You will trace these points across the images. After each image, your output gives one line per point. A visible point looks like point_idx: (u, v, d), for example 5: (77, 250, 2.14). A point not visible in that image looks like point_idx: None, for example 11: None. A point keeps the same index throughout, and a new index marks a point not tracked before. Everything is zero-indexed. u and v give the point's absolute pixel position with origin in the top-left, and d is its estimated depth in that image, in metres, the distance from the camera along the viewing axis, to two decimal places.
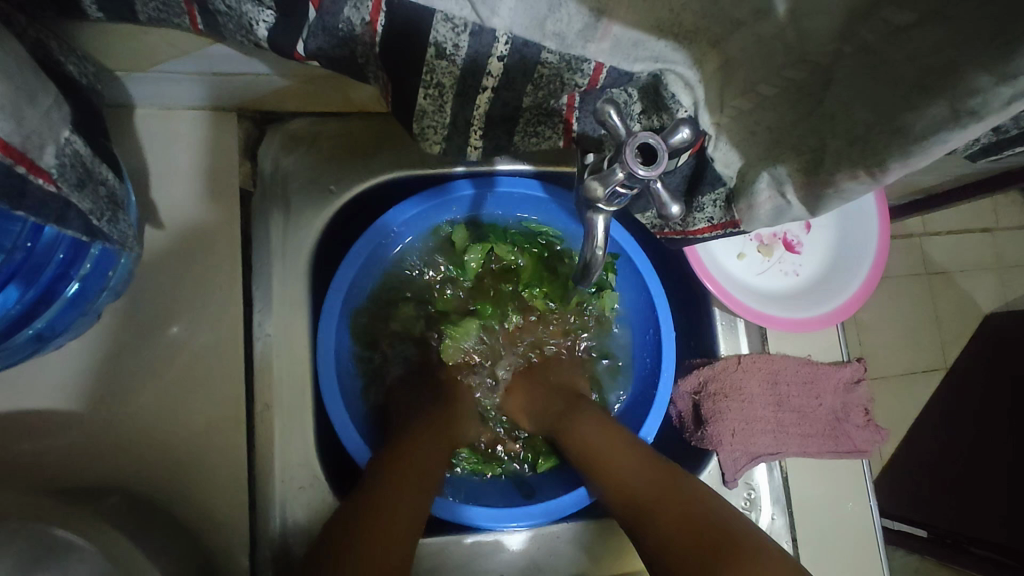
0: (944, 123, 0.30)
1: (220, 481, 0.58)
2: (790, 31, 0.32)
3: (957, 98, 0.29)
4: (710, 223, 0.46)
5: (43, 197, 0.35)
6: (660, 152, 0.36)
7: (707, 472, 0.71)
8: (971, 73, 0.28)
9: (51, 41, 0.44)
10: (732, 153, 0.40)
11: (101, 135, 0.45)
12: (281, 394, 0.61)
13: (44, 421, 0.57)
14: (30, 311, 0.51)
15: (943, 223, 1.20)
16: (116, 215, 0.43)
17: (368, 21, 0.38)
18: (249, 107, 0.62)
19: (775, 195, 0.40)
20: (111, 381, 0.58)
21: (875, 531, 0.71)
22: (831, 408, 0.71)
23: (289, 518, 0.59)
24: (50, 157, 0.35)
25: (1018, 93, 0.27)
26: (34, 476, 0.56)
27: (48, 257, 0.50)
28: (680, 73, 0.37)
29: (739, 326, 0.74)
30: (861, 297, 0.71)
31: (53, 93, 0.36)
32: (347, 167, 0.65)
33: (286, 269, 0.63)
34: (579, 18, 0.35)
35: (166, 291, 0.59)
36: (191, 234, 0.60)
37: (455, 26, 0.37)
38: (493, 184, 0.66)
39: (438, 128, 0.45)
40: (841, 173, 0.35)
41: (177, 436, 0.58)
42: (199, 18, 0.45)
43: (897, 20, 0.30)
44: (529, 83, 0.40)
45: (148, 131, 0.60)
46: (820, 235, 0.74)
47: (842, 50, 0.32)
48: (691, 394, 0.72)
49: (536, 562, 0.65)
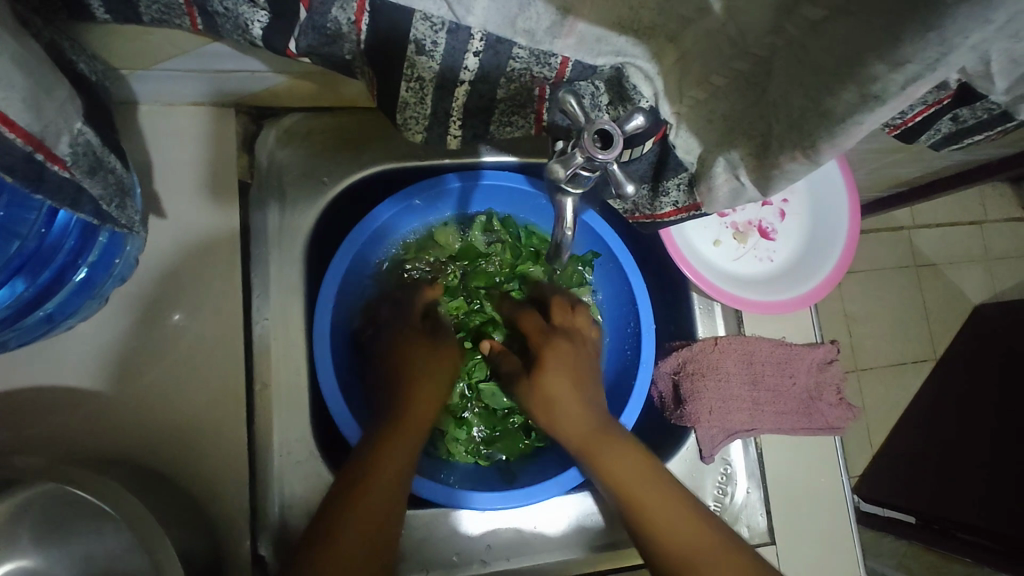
0: (857, 106, 0.33)
1: (222, 456, 0.61)
2: (730, 26, 0.36)
3: (863, 84, 0.32)
4: (676, 207, 0.50)
5: (58, 182, 0.38)
6: (615, 136, 0.40)
7: (685, 448, 0.75)
8: (872, 62, 0.31)
9: (63, 42, 0.47)
10: (692, 140, 0.43)
11: (110, 128, 0.49)
12: (280, 375, 0.66)
13: (56, 399, 0.60)
14: (42, 293, 0.55)
15: (930, 216, 1.23)
16: (125, 202, 0.46)
17: (354, 21, 0.42)
18: (246, 102, 0.65)
19: (731, 177, 0.43)
20: (119, 361, 0.61)
21: (846, 503, 0.74)
22: (804, 387, 0.74)
23: (287, 491, 0.63)
24: (65, 146, 0.38)
25: (909, 79, 0.31)
26: (46, 451, 0.59)
27: (58, 246, 0.54)
28: (640, 66, 0.40)
29: (716, 310, 0.78)
30: (833, 280, 0.74)
31: (67, 87, 0.39)
32: (339, 160, 0.70)
33: (283, 256, 0.68)
34: (547, 16, 0.38)
35: (171, 277, 0.63)
36: (193, 223, 0.64)
37: (433, 24, 0.40)
38: (479, 178, 0.70)
39: (419, 119, 0.48)
40: (784, 154, 0.38)
41: (182, 413, 0.61)
42: (199, 19, 0.48)
43: (812, 15, 0.32)
44: (502, 76, 0.44)
45: (151, 125, 0.63)
46: (795, 221, 0.77)
47: (776, 43, 0.35)
48: (671, 375, 0.75)
49: (522, 534, 0.68)
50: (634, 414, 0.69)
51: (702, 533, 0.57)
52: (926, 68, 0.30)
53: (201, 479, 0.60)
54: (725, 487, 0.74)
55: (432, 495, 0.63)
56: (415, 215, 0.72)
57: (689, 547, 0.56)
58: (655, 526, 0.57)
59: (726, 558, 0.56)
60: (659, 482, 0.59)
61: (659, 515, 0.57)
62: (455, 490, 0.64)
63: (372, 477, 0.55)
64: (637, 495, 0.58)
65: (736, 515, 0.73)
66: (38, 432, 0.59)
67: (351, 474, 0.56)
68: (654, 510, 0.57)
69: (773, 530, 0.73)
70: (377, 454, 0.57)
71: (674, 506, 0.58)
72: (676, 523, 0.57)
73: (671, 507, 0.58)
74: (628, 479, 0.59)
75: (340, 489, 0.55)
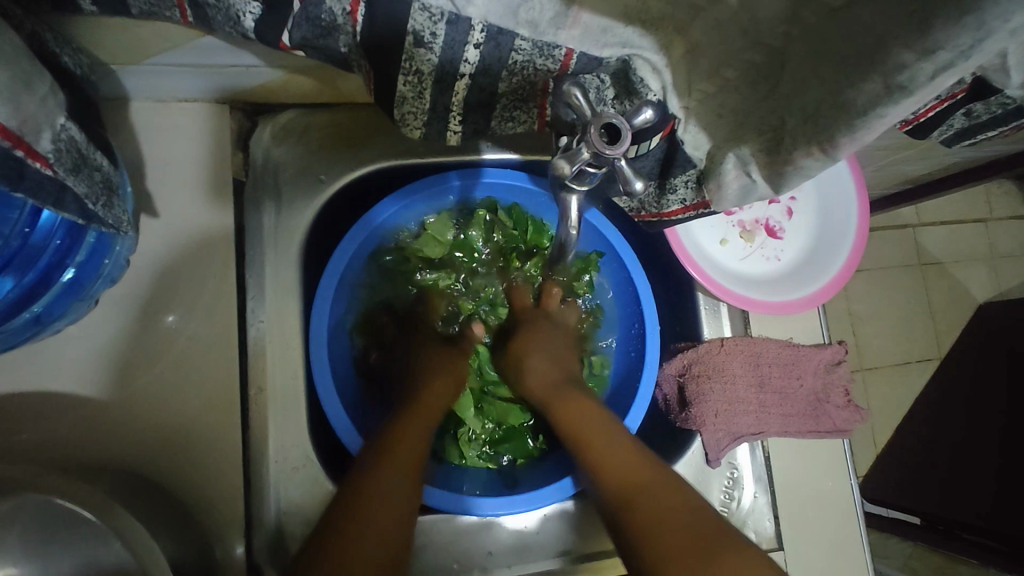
0: (880, 99, 0.31)
1: (216, 462, 0.59)
2: (743, 16, 0.34)
3: (888, 75, 0.30)
4: (683, 205, 0.48)
5: (40, 180, 0.37)
6: (624, 132, 0.38)
7: (690, 452, 0.73)
8: (895, 51, 0.29)
9: (46, 34, 0.46)
10: (701, 136, 0.42)
11: (97, 124, 0.47)
12: (275, 379, 0.64)
13: (45, 404, 0.58)
14: (28, 294, 0.53)
15: (935, 214, 1.21)
16: (112, 200, 0.45)
17: (349, 12, 0.40)
18: (240, 98, 0.64)
19: (742, 174, 0.42)
20: (110, 365, 0.60)
21: (854, 509, 0.72)
22: (811, 389, 0.73)
23: (283, 498, 0.63)
24: (47, 142, 0.37)
25: (940, 67, 0.28)
26: (35, 457, 0.58)
27: (44, 245, 0.53)
28: (648, 58, 0.39)
29: (722, 310, 0.76)
30: (842, 279, 0.72)
31: (49, 81, 0.38)
32: (337, 157, 0.68)
33: (278, 256, 0.66)
34: (550, 6, 0.36)
35: (163, 278, 0.61)
36: (186, 223, 0.62)
37: (432, 15, 0.38)
38: (480, 176, 0.68)
39: (418, 114, 0.47)
40: (799, 150, 0.37)
41: (174, 418, 0.60)
42: (189, 11, 0.46)
43: (831, 2, 0.31)
44: (504, 69, 0.43)
45: (140, 121, 0.61)
46: (803, 220, 0.76)
47: (791, 33, 0.34)
48: (676, 377, 0.74)
49: (525, 541, 0.67)
50: (638, 418, 0.67)
51: (652, 475, 0.55)
52: (959, 56, 0.28)
53: (195, 484, 0.59)
54: (732, 491, 0.72)
55: (433, 501, 0.62)
56: (415, 215, 0.70)
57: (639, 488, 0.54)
58: (603, 468, 0.56)
59: (672, 496, 0.53)
60: (609, 429, 0.58)
61: (604, 457, 0.56)
62: (456, 496, 0.62)
63: (380, 483, 0.54)
64: (588, 439, 0.58)
65: (742, 520, 0.72)
66: (28, 437, 0.58)
67: (361, 479, 0.54)
68: (604, 459, 0.56)
69: (781, 535, 0.71)
70: (383, 461, 0.55)
71: (629, 455, 0.56)
72: (622, 464, 0.56)
73: (620, 449, 0.56)
74: (584, 429, 0.59)
75: (350, 494, 0.53)
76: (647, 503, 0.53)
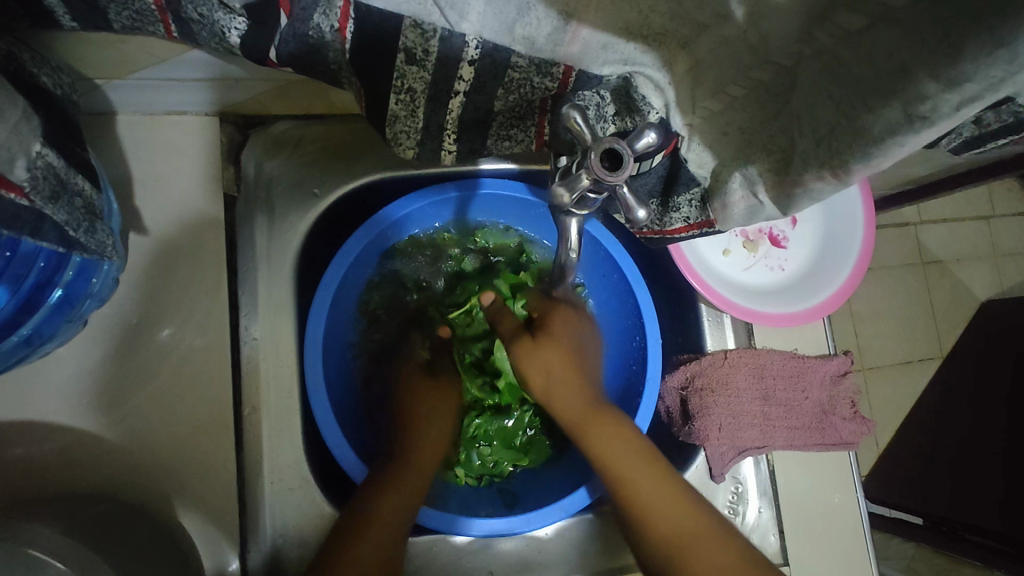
0: (898, 126, 0.30)
1: (208, 485, 0.58)
2: (751, 34, 0.33)
3: (908, 102, 0.29)
4: (687, 223, 0.46)
5: (15, 211, 0.35)
6: (626, 157, 0.37)
7: (694, 466, 0.71)
8: (919, 79, 0.28)
9: (23, 53, 0.44)
10: (705, 153, 0.40)
11: (78, 145, 0.46)
12: (269, 398, 0.62)
13: (33, 427, 0.57)
14: (12, 319, 0.52)
15: (938, 212, 1.19)
16: (94, 225, 0.43)
17: (338, 28, 0.38)
18: (230, 111, 0.62)
19: (748, 195, 0.39)
20: (99, 386, 0.58)
21: (861, 523, 0.71)
22: (817, 401, 0.71)
23: (279, 522, 0.60)
24: (22, 171, 0.35)
25: (967, 99, 0.27)
26: (24, 482, 0.57)
27: (29, 265, 0.52)
28: (650, 75, 0.37)
29: (725, 322, 0.74)
30: (850, 289, 0.71)
31: (23, 107, 0.36)
32: (330, 170, 0.65)
33: (271, 274, 0.63)
34: (548, 21, 0.35)
35: (153, 297, 0.60)
36: (174, 240, 0.61)
37: (424, 32, 0.37)
38: (477, 186, 0.66)
39: (410, 133, 0.45)
40: (808, 173, 0.35)
41: (166, 440, 0.58)
42: (173, 26, 0.45)
43: (850, 25, 0.30)
44: (500, 86, 0.41)
45: (130, 138, 0.60)
46: (806, 229, 0.74)
47: (804, 51, 0.32)
48: (678, 390, 0.72)
49: (525, 560, 0.65)
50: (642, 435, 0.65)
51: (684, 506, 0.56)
52: (986, 88, 0.27)
53: (189, 507, 0.58)
54: (736, 506, 0.71)
55: (429, 521, 0.60)
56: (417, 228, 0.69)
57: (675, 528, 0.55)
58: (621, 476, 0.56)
59: (709, 540, 0.54)
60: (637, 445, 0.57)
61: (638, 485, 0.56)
62: (453, 516, 0.61)
63: (387, 508, 0.55)
64: (623, 474, 0.56)
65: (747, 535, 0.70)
66: (16, 463, 0.57)
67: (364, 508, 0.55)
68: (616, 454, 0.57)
69: (786, 550, 0.69)
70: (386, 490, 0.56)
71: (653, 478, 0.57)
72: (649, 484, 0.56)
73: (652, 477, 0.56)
74: (612, 453, 0.57)
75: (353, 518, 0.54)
76: (689, 553, 0.53)
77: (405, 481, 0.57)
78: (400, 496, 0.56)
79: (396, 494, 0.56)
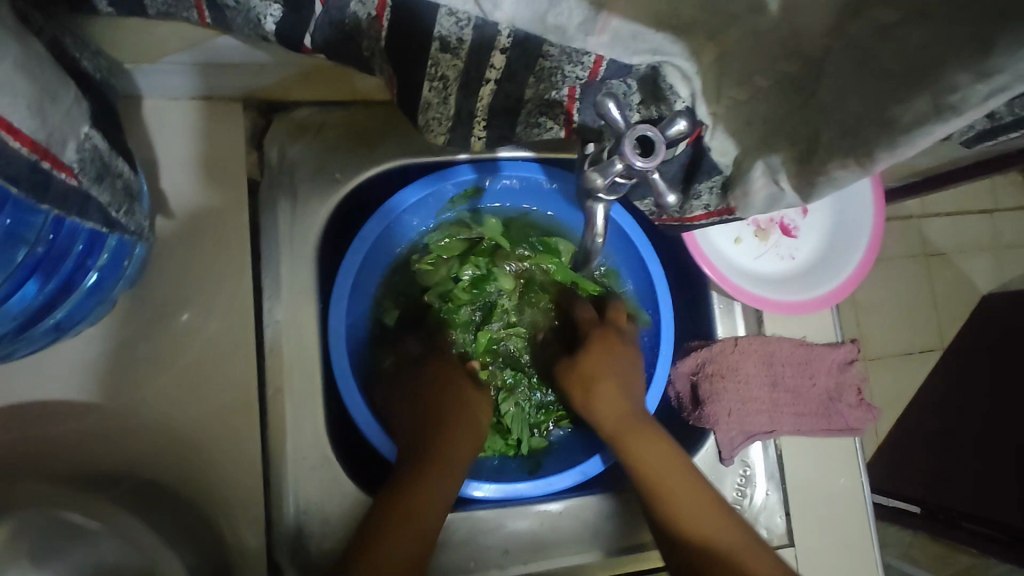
0: (924, 117, 0.31)
1: (236, 465, 0.60)
2: (782, 26, 0.35)
3: (938, 93, 0.30)
4: (707, 211, 0.46)
5: (65, 191, 0.37)
6: (658, 143, 0.39)
7: (703, 451, 0.73)
8: (951, 72, 0.30)
9: (66, 39, 0.45)
10: (728, 142, 0.41)
11: (117, 129, 0.47)
12: (293, 379, 0.63)
13: (60, 404, 0.59)
14: (51, 301, 0.54)
15: (943, 206, 1.20)
16: (133, 207, 0.45)
17: (374, 16, 0.40)
18: (257, 96, 0.64)
19: (770, 182, 0.40)
20: (125, 366, 0.60)
21: (865, 507, 0.73)
22: (824, 388, 0.73)
23: (302, 500, 0.62)
24: (72, 153, 0.37)
25: (995, 91, 0.29)
26: (54, 456, 0.58)
27: (69, 248, 0.52)
28: (678, 65, 0.38)
29: (736, 308, 0.75)
30: (859, 277, 0.72)
31: (72, 90, 0.38)
32: (354, 154, 0.66)
33: (294, 253, 0.64)
34: (580, 12, 0.36)
35: (180, 282, 0.61)
36: (199, 224, 0.62)
37: (458, 20, 0.38)
38: (496, 169, 0.68)
39: (442, 120, 0.46)
40: (832, 163, 0.36)
41: (192, 419, 0.60)
42: (207, 12, 0.45)
43: (884, 18, 0.32)
44: (530, 74, 0.42)
45: (156, 122, 0.61)
46: (817, 219, 0.76)
47: (833, 45, 0.34)
48: (688, 375, 0.74)
49: (540, 538, 0.67)
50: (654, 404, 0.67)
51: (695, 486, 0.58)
52: (1016, 78, 0.28)
53: (213, 486, 0.59)
54: (744, 489, 0.73)
55: None
56: (414, 221, 0.70)
57: (673, 494, 0.58)
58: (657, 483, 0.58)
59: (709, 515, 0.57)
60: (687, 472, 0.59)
61: (677, 496, 0.58)
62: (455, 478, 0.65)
63: (415, 507, 0.55)
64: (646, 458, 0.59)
65: (754, 516, 0.72)
66: (47, 441, 0.58)
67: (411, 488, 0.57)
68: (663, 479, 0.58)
69: (791, 531, 0.71)
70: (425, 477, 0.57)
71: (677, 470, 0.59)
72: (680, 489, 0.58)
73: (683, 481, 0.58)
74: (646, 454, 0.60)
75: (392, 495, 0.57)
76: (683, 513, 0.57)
77: (442, 472, 0.58)
78: (427, 490, 0.57)
79: (433, 481, 0.57)
